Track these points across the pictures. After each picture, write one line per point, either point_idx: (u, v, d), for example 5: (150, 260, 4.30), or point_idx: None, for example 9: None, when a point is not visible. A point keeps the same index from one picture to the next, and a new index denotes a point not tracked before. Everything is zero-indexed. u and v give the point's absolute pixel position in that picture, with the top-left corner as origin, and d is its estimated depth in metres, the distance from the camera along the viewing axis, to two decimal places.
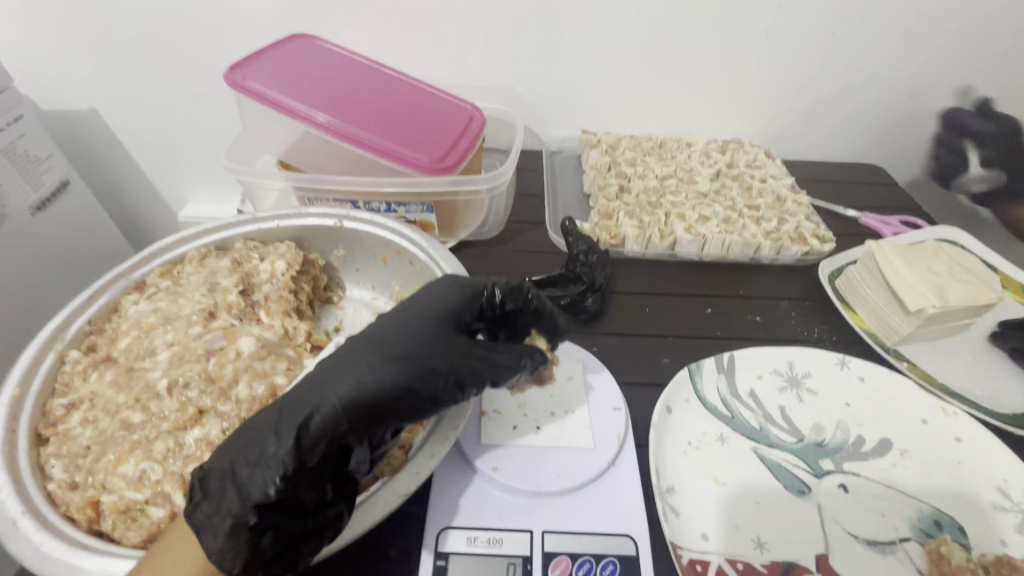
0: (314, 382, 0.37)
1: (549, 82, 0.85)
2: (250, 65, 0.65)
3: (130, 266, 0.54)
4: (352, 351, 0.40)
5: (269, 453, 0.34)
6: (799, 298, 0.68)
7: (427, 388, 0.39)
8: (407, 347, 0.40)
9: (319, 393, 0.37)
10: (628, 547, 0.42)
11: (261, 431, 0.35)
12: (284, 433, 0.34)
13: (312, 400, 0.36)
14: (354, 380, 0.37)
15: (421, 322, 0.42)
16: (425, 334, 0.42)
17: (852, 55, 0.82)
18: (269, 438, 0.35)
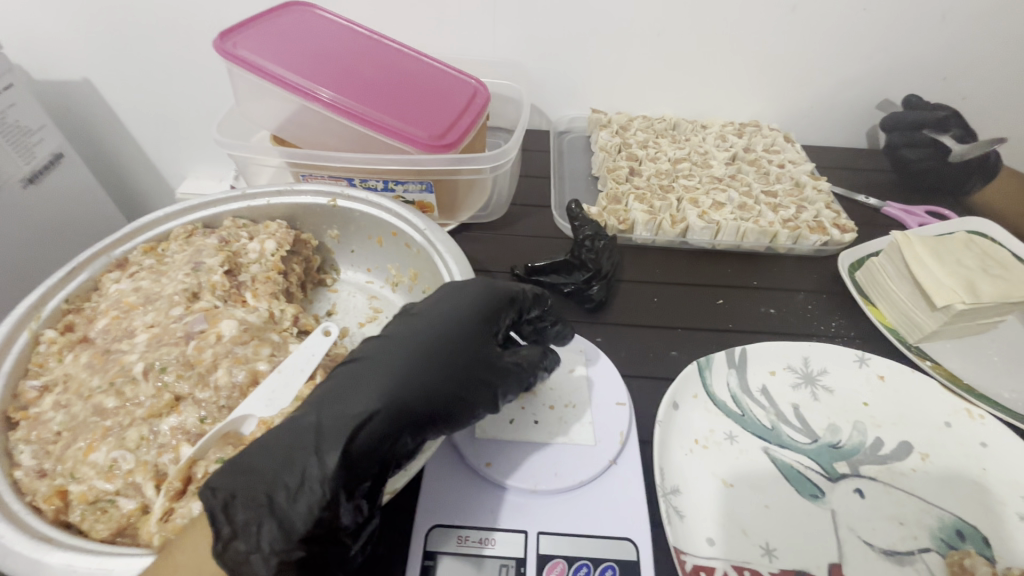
0: (351, 391, 0.34)
1: (560, 58, 0.81)
2: (242, 33, 0.62)
3: (112, 242, 0.51)
4: (386, 356, 0.37)
5: (311, 475, 0.31)
6: (816, 290, 0.64)
7: (470, 392, 0.37)
8: (447, 350, 0.38)
9: (359, 402, 0.34)
10: (628, 552, 0.39)
11: (296, 449, 0.32)
12: (330, 450, 0.31)
13: (353, 412, 0.33)
14: (397, 387, 0.35)
15: (456, 321, 0.40)
16: (463, 335, 0.39)
17: (885, 32, 0.76)
18: (307, 456, 0.31)
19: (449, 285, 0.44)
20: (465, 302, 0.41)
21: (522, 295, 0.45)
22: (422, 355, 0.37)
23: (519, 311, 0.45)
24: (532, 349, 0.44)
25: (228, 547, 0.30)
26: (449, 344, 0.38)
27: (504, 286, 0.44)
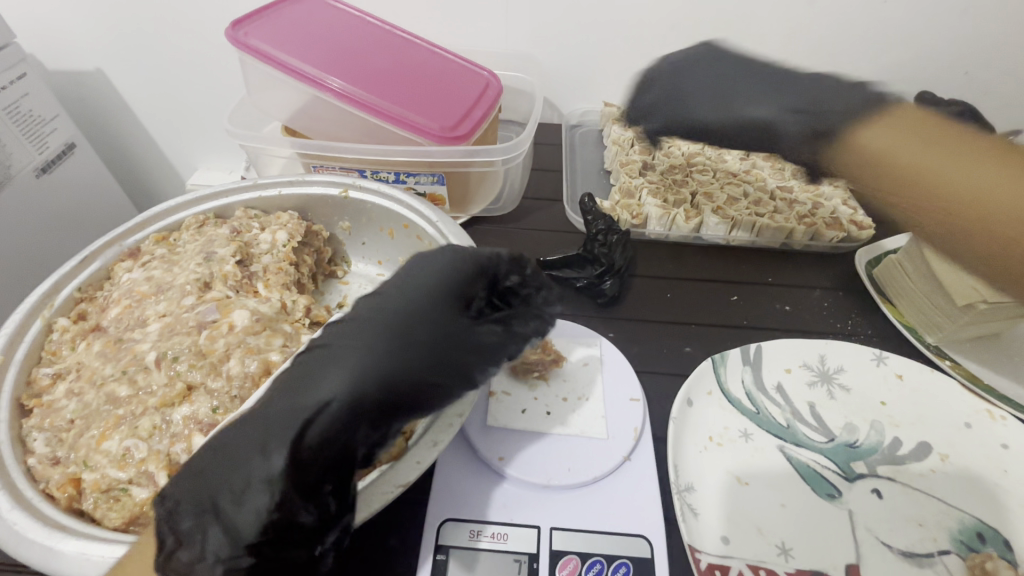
0: (301, 383, 0.34)
1: (573, 50, 0.80)
2: (254, 23, 0.61)
3: (124, 231, 0.51)
4: (339, 343, 0.36)
5: (258, 475, 0.31)
6: (832, 287, 0.63)
7: (433, 375, 0.36)
8: (405, 331, 0.37)
9: (309, 395, 0.33)
10: (642, 549, 0.39)
11: (244, 448, 0.31)
12: (276, 447, 0.31)
13: (301, 406, 0.33)
14: (349, 377, 0.34)
15: (414, 300, 0.39)
16: (422, 314, 0.38)
17: (907, 25, 0.75)
18: (253, 456, 0.31)
19: (410, 261, 0.43)
20: (424, 280, 0.40)
21: (493, 263, 0.44)
22: (376, 339, 0.36)
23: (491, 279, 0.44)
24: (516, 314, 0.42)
25: (172, 557, 0.29)
26: (406, 325, 0.37)
27: (469, 259, 0.42)
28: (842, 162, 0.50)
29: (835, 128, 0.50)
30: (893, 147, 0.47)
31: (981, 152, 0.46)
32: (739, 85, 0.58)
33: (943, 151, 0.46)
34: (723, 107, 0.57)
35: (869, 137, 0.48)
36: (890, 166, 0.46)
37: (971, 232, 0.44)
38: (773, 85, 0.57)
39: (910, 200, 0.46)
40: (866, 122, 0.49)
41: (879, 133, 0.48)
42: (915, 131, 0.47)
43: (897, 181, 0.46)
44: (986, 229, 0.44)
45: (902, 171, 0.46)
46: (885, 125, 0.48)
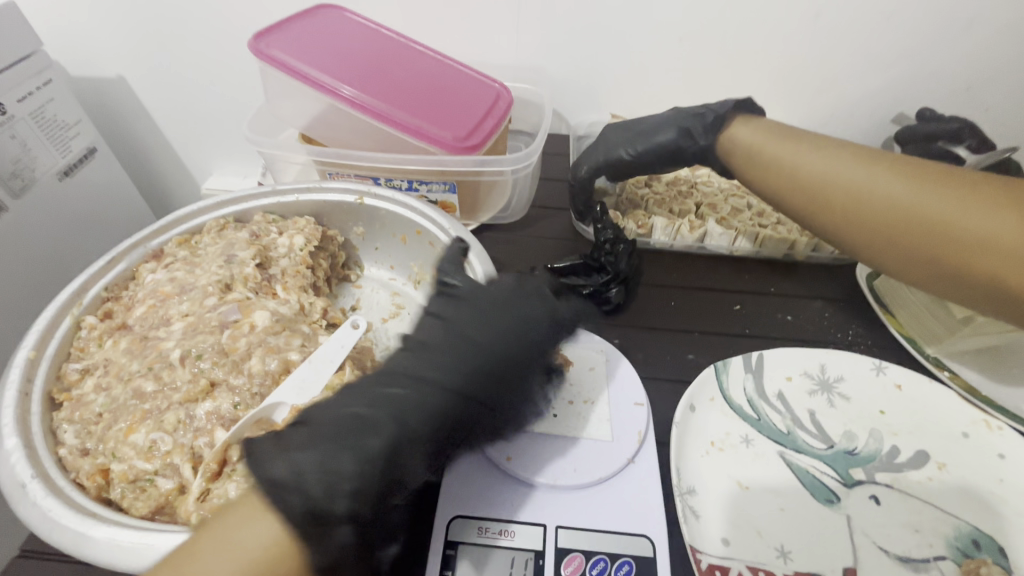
0: (424, 416, 0.39)
1: (582, 63, 0.82)
2: (275, 34, 0.64)
3: (148, 233, 0.53)
4: (450, 379, 0.42)
5: (395, 485, 0.37)
6: (833, 298, 0.64)
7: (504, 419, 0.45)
8: (498, 369, 0.44)
9: (430, 417, 0.40)
10: (645, 548, 0.40)
11: (377, 458, 0.36)
12: (411, 461, 0.38)
13: (422, 427, 0.39)
14: (459, 419, 0.41)
15: (511, 351, 0.45)
16: (513, 354, 0.45)
17: (910, 42, 0.76)
18: (392, 480, 0.36)
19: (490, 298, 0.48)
20: (516, 322, 0.47)
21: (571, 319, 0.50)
22: (477, 375, 0.43)
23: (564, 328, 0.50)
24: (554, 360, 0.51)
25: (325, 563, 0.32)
26: (500, 365, 0.44)
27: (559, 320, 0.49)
28: (725, 155, 0.60)
29: (727, 116, 0.60)
30: (761, 141, 0.57)
31: (842, 145, 0.53)
32: (653, 117, 0.68)
33: (803, 142, 0.54)
34: (631, 135, 0.67)
35: (741, 133, 0.59)
36: (757, 153, 0.56)
37: (819, 208, 0.52)
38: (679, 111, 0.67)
39: (761, 183, 0.56)
40: (743, 122, 0.60)
41: (752, 131, 0.58)
42: (782, 130, 0.56)
43: (752, 167, 0.57)
44: (821, 200, 0.51)
45: (760, 158, 0.56)
46: (758, 127, 0.58)
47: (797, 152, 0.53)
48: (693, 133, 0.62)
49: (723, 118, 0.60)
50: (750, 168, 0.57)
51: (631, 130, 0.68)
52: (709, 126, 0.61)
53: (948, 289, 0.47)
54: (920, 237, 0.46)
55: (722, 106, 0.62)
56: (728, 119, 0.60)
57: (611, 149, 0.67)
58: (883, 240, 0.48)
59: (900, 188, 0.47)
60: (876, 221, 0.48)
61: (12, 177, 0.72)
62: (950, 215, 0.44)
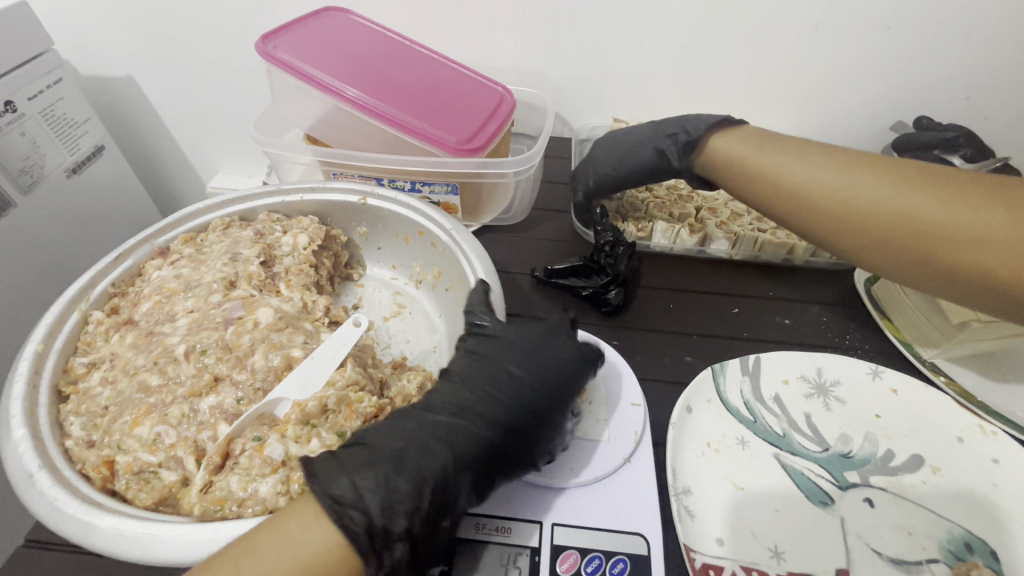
0: (471, 441, 0.39)
1: (584, 67, 0.83)
2: (283, 36, 0.64)
3: (155, 231, 0.54)
4: (495, 407, 0.42)
5: (444, 504, 0.37)
6: (831, 303, 0.65)
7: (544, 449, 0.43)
8: (543, 400, 0.44)
9: (472, 449, 0.40)
10: (639, 546, 0.41)
11: (432, 480, 0.37)
12: (460, 488, 0.38)
13: (470, 452, 0.39)
14: (503, 445, 0.41)
15: (552, 380, 0.45)
16: (548, 380, 0.45)
17: (909, 50, 0.77)
18: (443, 501, 0.37)
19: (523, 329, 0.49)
20: (551, 354, 0.46)
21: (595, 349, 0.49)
22: (517, 406, 0.43)
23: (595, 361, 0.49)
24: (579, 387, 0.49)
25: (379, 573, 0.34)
26: (540, 393, 0.44)
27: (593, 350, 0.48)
28: (710, 166, 0.61)
29: (699, 137, 0.61)
30: (742, 153, 0.57)
31: (823, 151, 0.53)
32: (638, 129, 0.69)
33: (786, 149, 0.54)
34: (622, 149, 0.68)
35: (721, 144, 0.59)
36: (739, 164, 0.57)
37: (806, 216, 0.52)
38: (659, 123, 0.67)
39: (747, 193, 0.57)
40: (724, 132, 0.60)
41: (734, 141, 0.58)
42: (761, 139, 0.57)
43: (737, 178, 0.58)
44: (810, 208, 0.52)
45: (743, 168, 0.57)
46: (740, 137, 0.58)
47: (778, 161, 0.54)
48: (668, 154, 0.64)
49: (698, 140, 0.61)
50: (736, 179, 0.58)
51: (616, 143, 0.69)
52: (683, 147, 0.62)
53: (944, 290, 0.47)
54: (910, 239, 0.46)
55: (695, 125, 0.62)
56: (704, 138, 0.61)
57: (599, 168, 0.69)
58: (875, 244, 0.48)
59: (888, 194, 0.47)
60: (866, 226, 0.48)
61: (21, 174, 0.73)
62: (941, 217, 0.44)
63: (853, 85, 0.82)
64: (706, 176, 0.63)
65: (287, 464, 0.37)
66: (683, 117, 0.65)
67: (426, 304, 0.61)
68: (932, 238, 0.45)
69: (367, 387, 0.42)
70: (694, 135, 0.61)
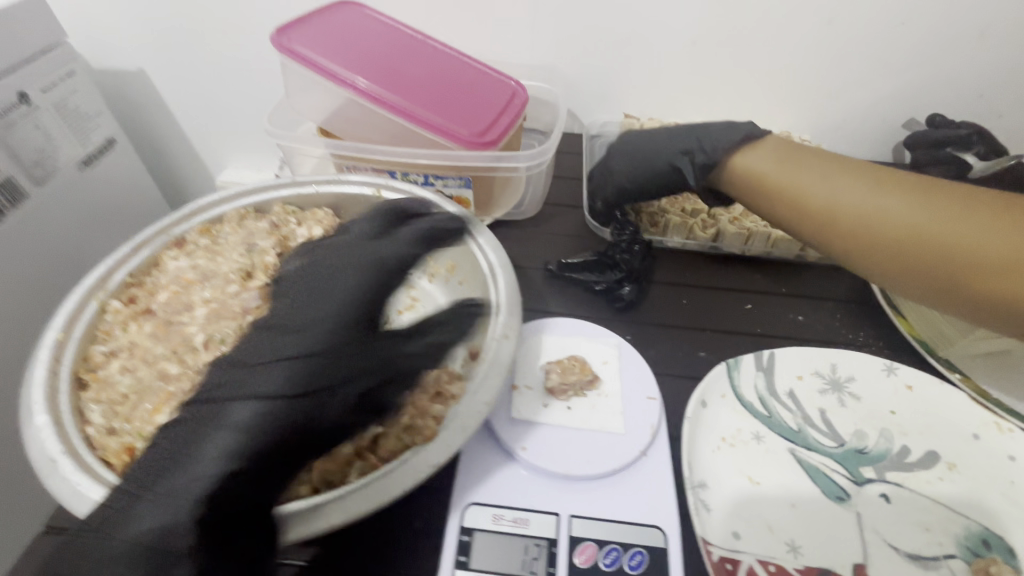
0: (205, 430, 0.35)
1: (595, 63, 0.83)
2: (297, 29, 0.64)
3: (170, 221, 0.54)
4: (237, 384, 0.38)
5: (172, 497, 0.32)
6: (844, 299, 0.65)
7: (299, 404, 0.36)
8: (290, 358, 0.38)
9: (218, 443, 0.34)
10: (656, 539, 0.41)
11: (150, 480, 0.34)
12: (190, 487, 0.33)
13: (200, 438, 0.35)
14: (237, 418, 0.35)
15: (306, 336, 0.39)
16: (300, 333, 0.40)
17: (922, 48, 0.77)
18: (161, 500, 0.33)
19: (318, 278, 0.44)
20: (319, 306, 0.41)
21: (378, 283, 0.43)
22: (257, 373, 0.38)
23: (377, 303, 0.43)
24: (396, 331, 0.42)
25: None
26: (291, 351, 0.39)
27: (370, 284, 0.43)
28: (730, 183, 0.60)
29: (718, 160, 0.60)
30: (768, 170, 0.56)
31: (853, 171, 0.53)
32: (656, 135, 0.67)
33: (814, 169, 0.54)
34: (640, 149, 0.67)
35: (745, 160, 0.58)
36: (764, 182, 0.56)
37: (836, 238, 0.52)
38: (677, 132, 0.65)
39: (772, 211, 0.56)
40: (746, 149, 0.59)
41: (759, 158, 0.58)
42: (789, 158, 0.56)
43: (761, 197, 0.57)
44: (838, 229, 0.51)
45: (768, 188, 0.56)
46: (764, 153, 0.58)
47: (805, 181, 0.54)
48: (684, 173, 0.62)
49: (716, 163, 0.60)
50: (759, 199, 0.57)
51: (633, 148, 0.67)
52: (701, 169, 0.61)
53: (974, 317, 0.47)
54: (944, 266, 0.46)
55: (713, 145, 0.60)
56: (727, 152, 0.60)
57: (616, 174, 0.67)
58: (905, 267, 0.48)
59: (922, 218, 0.47)
60: (898, 250, 0.48)
61: (35, 165, 0.73)
62: (977, 243, 0.44)
63: (865, 82, 0.81)
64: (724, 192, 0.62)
65: None
66: (700, 132, 0.63)
67: (439, 299, 0.62)
68: (968, 264, 0.45)
69: None
70: (714, 157, 0.60)
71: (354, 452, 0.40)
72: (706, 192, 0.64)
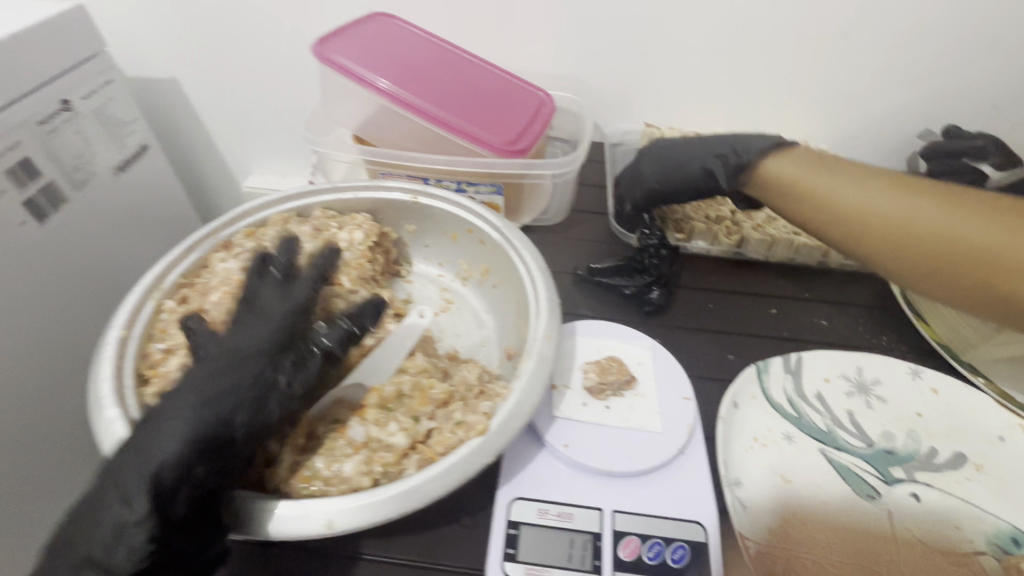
0: (149, 441, 0.37)
1: (618, 73, 0.85)
2: (335, 40, 0.67)
3: (219, 225, 0.56)
4: (172, 398, 0.39)
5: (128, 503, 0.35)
6: (867, 305, 0.66)
7: (235, 418, 0.38)
8: (223, 374, 0.40)
9: (162, 451, 0.36)
10: (697, 534, 0.42)
11: (108, 487, 0.36)
12: (138, 498, 0.35)
13: (143, 447, 0.37)
14: (179, 430, 0.37)
15: (239, 353, 0.41)
16: (233, 352, 0.41)
17: (938, 61, 0.79)
18: (118, 506, 0.35)
19: (252, 301, 0.46)
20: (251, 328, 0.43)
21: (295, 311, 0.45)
22: (193, 387, 0.39)
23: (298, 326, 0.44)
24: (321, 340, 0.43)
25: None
26: (224, 368, 0.40)
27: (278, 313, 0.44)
28: (759, 188, 0.62)
29: (750, 162, 0.61)
30: (796, 176, 0.58)
31: (879, 177, 0.54)
32: (686, 142, 0.69)
33: (840, 175, 0.56)
34: (670, 155, 0.68)
35: (773, 166, 0.60)
36: (792, 187, 0.58)
37: (862, 242, 0.53)
38: (711, 138, 0.67)
39: (799, 216, 0.58)
40: (777, 154, 0.60)
41: (786, 164, 0.59)
42: (816, 165, 0.58)
43: (789, 201, 0.59)
44: (864, 234, 0.53)
45: (797, 193, 0.58)
46: (792, 159, 0.59)
47: (833, 186, 0.55)
48: (716, 176, 0.64)
49: (749, 165, 0.61)
50: (786, 203, 0.59)
51: (663, 155, 0.69)
52: (732, 171, 0.63)
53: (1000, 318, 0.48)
54: (969, 269, 0.47)
55: (747, 149, 0.62)
56: (756, 158, 0.61)
57: (647, 179, 0.69)
58: (931, 270, 0.49)
59: (948, 224, 0.49)
60: (924, 253, 0.49)
61: (75, 170, 0.75)
62: (1002, 247, 0.46)
63: (882, 93, 0.83)
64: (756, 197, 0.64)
65: (368, 446, 0.41)
66: (733, 138, 0.65)
67: (473, 301, 0.63)
68: (994, 267, 0.46)
69: (435, 374, 0.47)
70: (748, 159, 0.62)
71: (411, 444, 0.41)
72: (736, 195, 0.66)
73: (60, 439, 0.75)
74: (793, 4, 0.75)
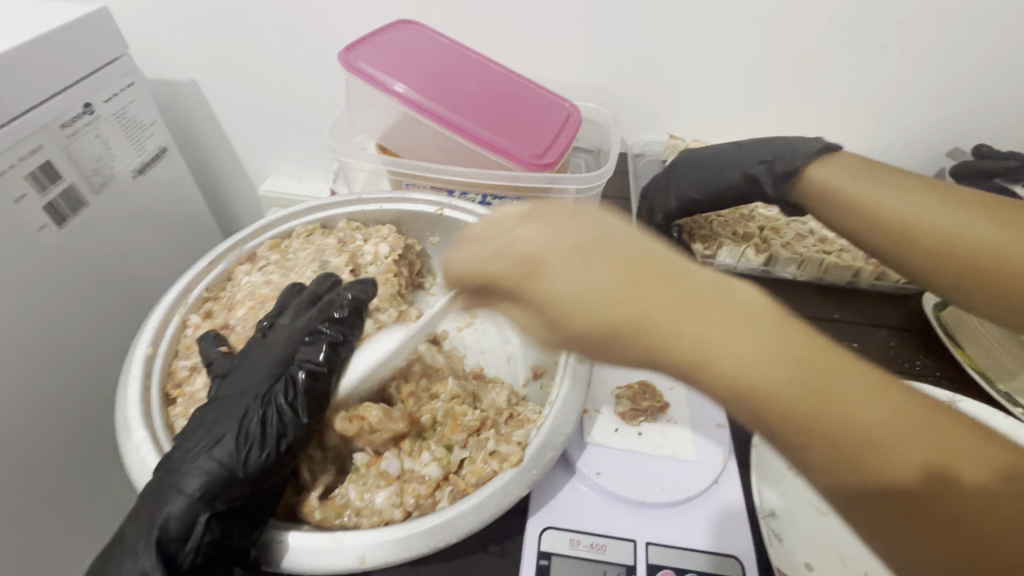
0: (156, 490, 0.37)
1: (643, 84, 0.84)
2: (362, 47, 0.66)
3: (244, 238, 0.56)
4: (178, 443, 0.39)
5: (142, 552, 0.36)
6: (898, 328, 0.65)
7: (235, 458, 0.38)
8: (226, 415, 0.40)
9: (167, 500, 0.36)
10: (733, 569, 0.40)
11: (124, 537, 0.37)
12: (148, 549, 0.35)
13: (150, 497, 0.37)
14: (182, 476, 0.37)
15: (240, 391, 0.41)
16: (236, 391, 0.41)
17: (971, 78, 0.77)
18: (131, 556, 0.36)
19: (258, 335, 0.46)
20: (255, 361, 0.43)
21: (292, 336, 0.44)
22: (196, 430, 0.39)
23: (291, 351, 0.43)
24: (310, 352, 0.43)
25: None
26: (227, 407, 0.40)
27: (276, 345, 0.44)
28: (804, 194, 0.60)
29: (798, 170, 0.60)
30: (843, 183, 0.57)
31: (931, 188, 0.53)
32: (720, 150, 0.68)
33: (890, 184, 0.54)
34: (704, 170, 0.67)
35: (819, 172, 0.58)
36: (838, 196, 0.57)
37: (907, 254, 0.52)
38: (750, 146, 0.66)
39: (844, 222, 0.57)
40: (824, 161, 0.59)
41: (833, 171, 0.58)
42: (866, 171, 0.56)
43: (832, 209, 0.57)
44: (910, 246, 0.52)
45: (843, 202, 0.56)
46: (840, 166, 0.58)
47: (882, 194, 0.54)
48: (762, 182, 0.62)
49: (796, 172, 0.60)
50: (831, 209, 0.58)
51: (698, 164, 0.68)
52: (780, 178, 0.61)
53: None
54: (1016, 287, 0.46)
55: (794, 156, 0.60)
56: (803, 168, 0.60)
57: (681, 186, 0.69)
58: (976, 286, 0.48)
59: (999, 240, 0.47)
60: (971, 268, 0.48)
61: (94, 174, 0.74)
62: None
63: (912, 109, 0.82)
64: (804, 207, 0.62)
65: (401, 478, 0.42)
66: (773, 142, 0.64)
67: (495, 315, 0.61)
68: None
69: (466, 400, 0.48)
70: (795, 164, 0.60)
71: (443, 476, 0.43)
72: (784, 204, 0.64)
73: (91, 451, 0.75)
74: (824, 19, 0.74)
